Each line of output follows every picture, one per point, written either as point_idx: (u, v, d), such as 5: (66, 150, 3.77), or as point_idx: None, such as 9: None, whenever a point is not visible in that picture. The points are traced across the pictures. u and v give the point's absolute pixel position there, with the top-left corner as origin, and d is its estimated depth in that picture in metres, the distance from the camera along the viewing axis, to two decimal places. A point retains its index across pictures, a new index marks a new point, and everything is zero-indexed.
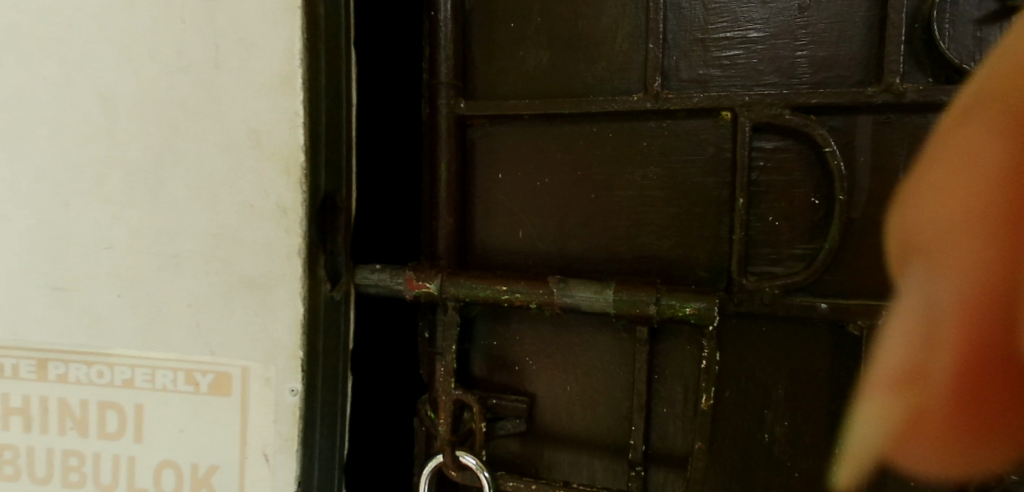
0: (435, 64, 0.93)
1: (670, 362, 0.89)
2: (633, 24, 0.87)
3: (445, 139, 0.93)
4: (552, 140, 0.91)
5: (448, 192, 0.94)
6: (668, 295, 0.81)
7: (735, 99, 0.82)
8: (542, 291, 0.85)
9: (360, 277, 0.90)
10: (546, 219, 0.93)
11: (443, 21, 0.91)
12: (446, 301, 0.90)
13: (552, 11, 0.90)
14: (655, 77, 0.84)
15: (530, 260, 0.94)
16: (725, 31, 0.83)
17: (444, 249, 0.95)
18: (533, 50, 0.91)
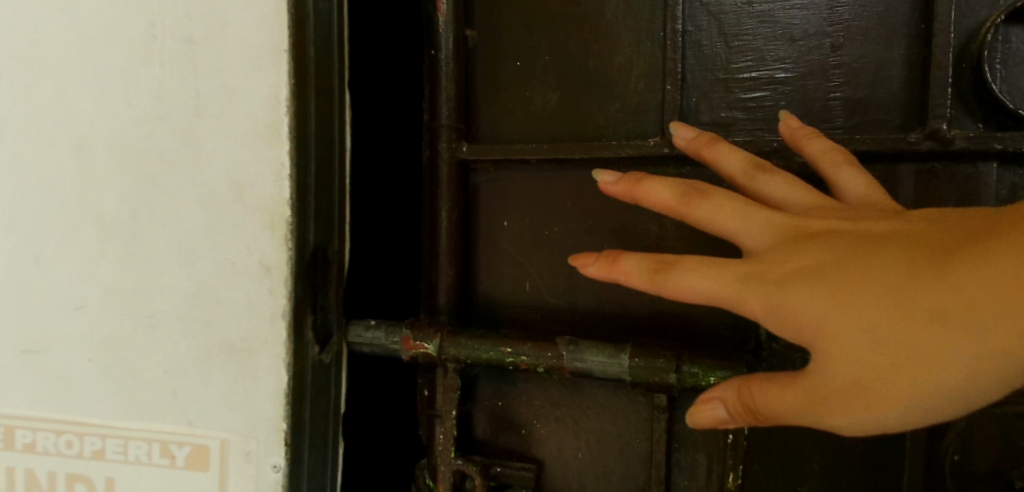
0: (435, 105, 0.86)
1: (690, 430, 0.81)
2: (648, 62, 0.80)
3: (446, 185, 0.86)
4: (562, 186, 0.85)
5: (449, 241, 0.87)
6: (691, 363, 0.72)
7: (762, 145, 0.74)
8: (551, 355, 0.78)
9: (353, 335, 0.83)
10: (555, 271, 0.86)
11: (443, 60, 0.85)
12: (445, 362, 0.83)
13: (560, 49, 0.84)
14: (673, 121, 0.77)
15: (538, 314, 0.87)
16: (749, 71, 0.76)
17: (444, 304, 0.87)
18: (541, 90, 0.85)
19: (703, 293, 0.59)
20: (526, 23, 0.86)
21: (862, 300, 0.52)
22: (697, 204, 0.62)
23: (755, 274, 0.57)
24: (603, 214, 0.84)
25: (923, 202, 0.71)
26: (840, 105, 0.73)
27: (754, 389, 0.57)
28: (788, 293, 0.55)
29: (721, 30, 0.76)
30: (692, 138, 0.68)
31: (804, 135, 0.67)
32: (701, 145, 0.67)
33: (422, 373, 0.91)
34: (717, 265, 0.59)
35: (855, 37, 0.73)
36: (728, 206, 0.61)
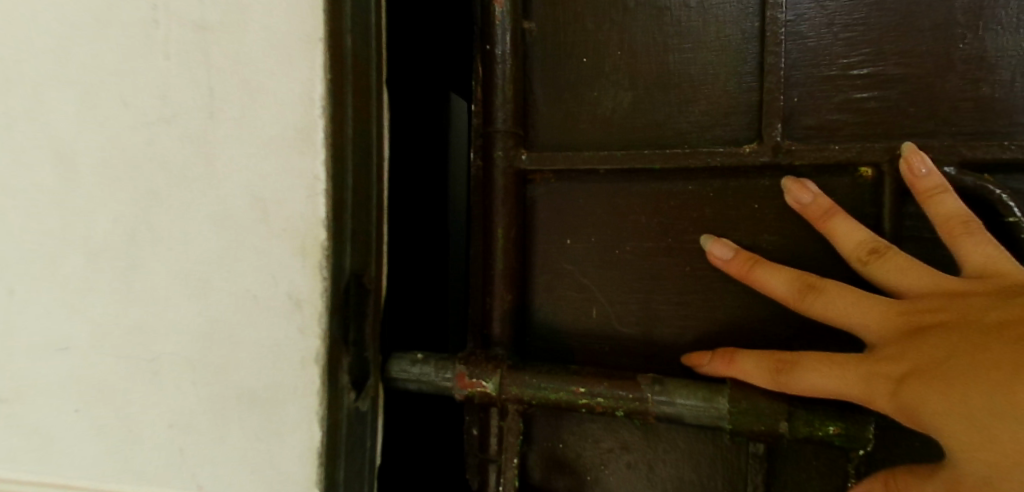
0: (489, 107, 0.75)
1: (785, 478, 0.71)
2: (740, 57, 0.69)
3: (503, 199, 0.75)
4: (635, 199, 0.74)
5: (504, 262, 0.76)
6: (804, 410, 0.61)
7: (884, 153, 0.63)
8: (633, 397, 0.66)
9: (396, 370, 0.72)
10: (628, 296, 0.75)
11: (499, 56, 0.74)
12: (505, 402, 0.72)
13: (634, 43, 0.73)
14: (775, 125, 0.66)
15: (607, 346, 0.76)
16: (864, 66, 0.65)
17: (499, 334, 0.76)
18: (611, 91, 0.74)
19: (823, 392, 0.59)
20: (594, 14, 0.75)
21: (968, 400, 0.50)
22: (812, 300, 0.61)
23: (873, 373, 0.56)
24: (684, 231, 0.73)
25: None
26: (977, 105, 0.62)
27: (898, 481, 0.54)
28: (905, 395, 0.54)
29: (831, 20, 0.66)
30: (804, 203, 0.64)
31: (929, 186, 0.58)
32: (814, 217, 0.63)
33: (470, 410, 0.80)
34: (837, 365, 0.58)
35: (993, 25, 0.61)
36: (845, 300, 0.59)
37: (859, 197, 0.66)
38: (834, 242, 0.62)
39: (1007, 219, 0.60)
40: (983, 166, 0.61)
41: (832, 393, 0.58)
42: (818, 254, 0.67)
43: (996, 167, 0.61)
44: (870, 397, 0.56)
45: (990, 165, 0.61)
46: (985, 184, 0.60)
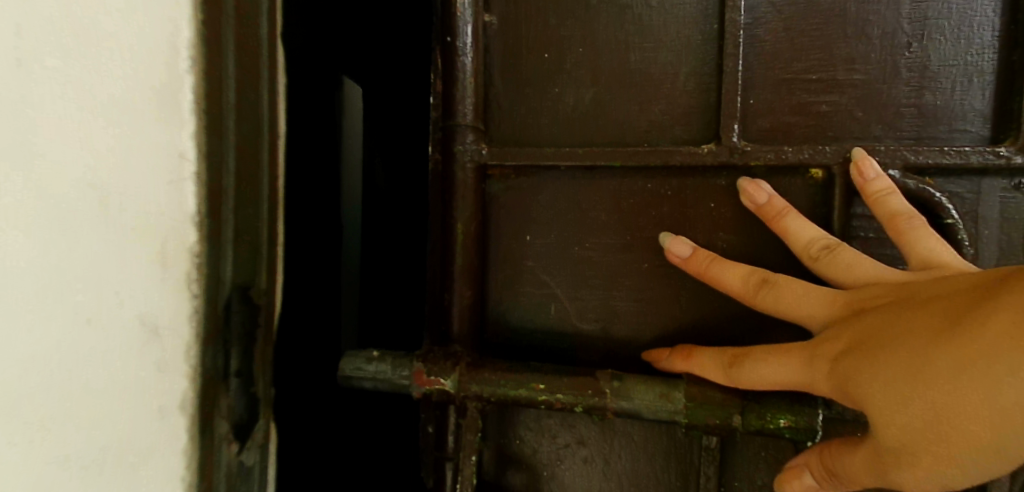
0: (451, 100, 0.74)
1: (737, 470, 0.73)
2: (700, 56, 0.70)
3: (464, 195, 0.75)
4: (595, 196, 0.74)
5: (464, 258, 0.75)
6: (757, 405, 0.62)
7: (834, 155, 0.65)
8: (591, 393, 0.67)
9: (352, 368, 0.72)
10: (587, 292, 0.76)
11: (462, 49, 0.73)
12: (464, 400, 0.71)
13: (596, 39, 0.73)
14: (732, 127, 0.68)
15: (566, 342, 0.76)
16: (816, 70, 0.67)
17: (460, 332, 0.76)
18: (572, 87, 0.74)
19: (770, 379, 0.59)
20: (556, 9, 0.74)
21: (894, 360, 0.49)
22: (766, 294, 0.63)
23: (814, 354, 0.56)
24: (643, 229, 0.73)
25: (1007, 223, 0.64)
26: (920, 111, 0.65)
27: (830, 453, 0.56)
28: (841, 367, 0.53)
29: (787, 23, 0.67)
30: (759, 203, 0.66)
31: (877, 187, 0.61)
32: (768, 216, 0.66)
33: (427, 408, 0.79)
34: (784, 352, 0.59)
35: (936, 35, 0.64)
36: (796, 292, 0.61)
37: (810, 198, 0.68)
38: (786, 241, 0.65)
39: (946, 220, 0.63)
40: (924, 170, 0.64)
41: (778, 379, 0.59)
42: (772, 253, 0.69)
43: (936, 170, 0.64)
44: (812, 380, 0.56)
45: (930, 169, 0.64)
46: (924, 188, 0.63)
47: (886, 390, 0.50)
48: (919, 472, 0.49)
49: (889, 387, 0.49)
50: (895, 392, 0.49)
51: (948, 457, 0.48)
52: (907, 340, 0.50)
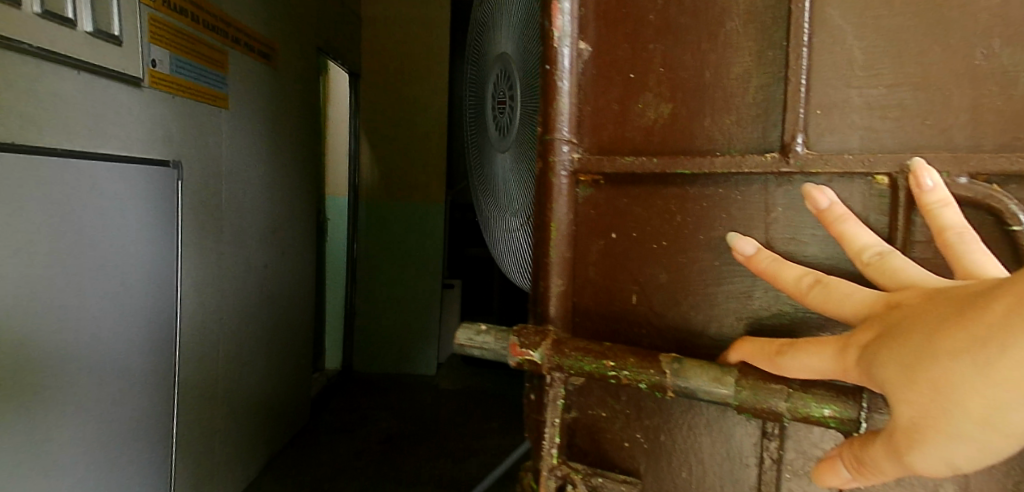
0: (551, 117, 0.86)
1: (801, 457, 0.77)
2: (772, 70, 0.74)
3: (559, 199, 0.87)
4: (670, 199, 0.81)
5: (557, 253, 0.88)
6: (803, 391, 0.67)
7: (895, 163, 0.67)
8: (654, 371, 0.74)
9: (466, 338, 0.89)
10: (663, 285, 0.83)
11: (560, 77, 0.85)
12: (550, 369, 0.84)
13: (676, 58, 0.80)
14: (796, 137, 0.71)
15: (644, 327, 0.85)
16: (883, 80, 0.68)
17: (554, 316, 0.89)
18: (654, 102, 0.82)
19: (810, 367, 0.65)
20: (638, 34, 0.83)
21: (905, 348, 0.55)
22: (817, 293, 0.66)
23: (847, 346, 0.61)
24: (713, 227, 0.79)
25: None
26: (990, 117, 0.64)
27: (859, 443, 0.61)
28: (865, 358, 0.58)
29: (859, 35, 0.69)
30: (820, 208, 0.68)
31: (934, 200, 0.61)
32: (827, 222, 0.67)
33: (531, 379, 0.94)
34: (823, 346, 0.64)
35: (1014, 41, 0.64)
36: (841, 292, 0.64)
37: (874, 204, 0.69)
38: (841, 244, 0.67)
39: (1013, 228, 0.62)
40: (993, 177, 0.64)
41: (816, 369, 0.64)
42: (837, 255, 0.72)
43: (1009, 176, 0.63)
44: (843, 371, 0.61)
45: (1001, 175, 0.64)
46: (990, 195, 0.62)
47: (895, 374, 0.55)
48: (925, 449, 0.53)
49: (897, 373, 0.54)
50: (900, 376, 0.54)
51: (953, 435, 0.51)
52: (919, 328, 0.54)
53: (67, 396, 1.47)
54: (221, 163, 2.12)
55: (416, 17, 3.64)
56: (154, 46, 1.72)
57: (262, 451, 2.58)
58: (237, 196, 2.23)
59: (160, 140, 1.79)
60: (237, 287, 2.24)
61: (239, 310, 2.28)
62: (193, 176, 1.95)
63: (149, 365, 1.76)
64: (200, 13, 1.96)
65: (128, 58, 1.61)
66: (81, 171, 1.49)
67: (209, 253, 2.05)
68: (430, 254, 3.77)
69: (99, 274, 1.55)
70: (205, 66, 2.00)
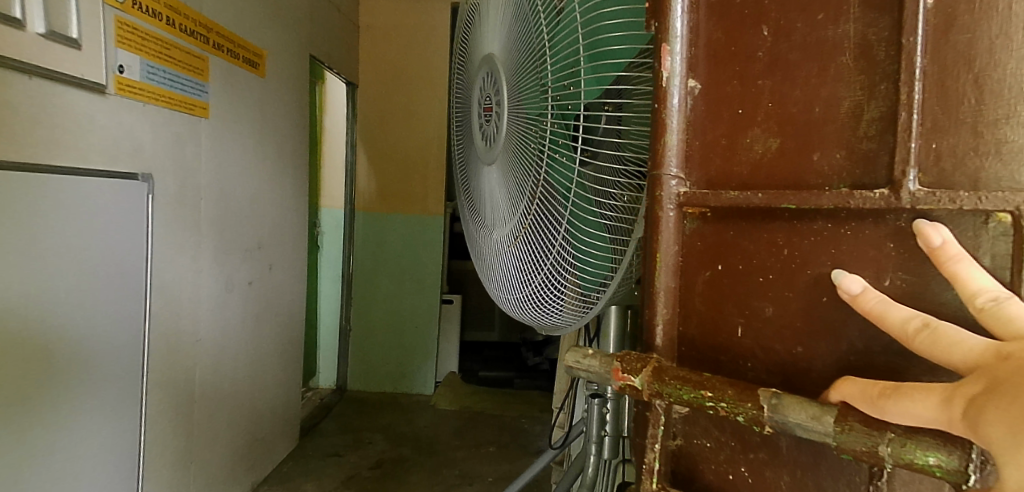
0: (659, 152, 0.80)
1: None
2: (883, 106, 0.65)
3: (665, 234, 0.81)
4: (778, 236, 0.72)
5: (663, 282, 0.82)
6: (907, 437, 0.60)
7: (1015, 198, 0.57)
8: (751, 405, 0.69)
9: (572, 360, 0.85)
10: (772, 320, 0.74)
11: (671, 110, 0.79)
12: (652, 398, 0.78)
13: (785, 94, 0.72)
14: (908, 172, 0.63)
15: (750, 362, 0.76)
16: (1009, 106, 0.59)
17: (660, 347, 0.83)
18: (761, 137, 0.74)
19: (913, 414, 0.60)
20: (740, 64, 0.76)
21: (1016, 409, 0.51)
22: (924, 337, 0.60)
23: (955, 398, 0.57)
24: (819, 264, 0.70)
25: None
26: None
27: None
28: (977, 414, 0.54)
29: (988, 54, 0.59)
30: (933, 246, 0.61)
31: None
32: (938, 262, 0.60)
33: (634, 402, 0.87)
34: (926, 393, 0.60)
35: None
36: (949, 336, 0.59)
37: (993, 244, 0.60)
38: (954, 286, 0.60)
39: None
40: None
41: (920, 419, 0.60)
42: (957, 300, 0.62)
43: None
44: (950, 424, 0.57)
45: None
46: None
47: (1006, 437, 0.51)
48: None
49: (1007, 435, 0.51)
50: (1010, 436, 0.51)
51: None
52: None
53: (56, 379, 1.80)
54: (200, 178, 2.50)
55: (384, 58, 4.26)
56: (120, 51, 2.00)
57: (239, 451, 2.92)
58: (215, 215, 2.62)
59: (128, 150, 2.08)
60: (203, 296, 2.55)
61: (209, 323, 2.61)
62: (170, 183, 2.31)
63: (126, 356, 2.07)
64: (176, 18, 2.30)
65: (87, 66, 1.85)
66: (61, 184, 1.78)
67: (177, 262, 2.37)
68: (427, 269, 4.30)
69: (76, 273, 1.84)
70: (177, 71, 2.33)
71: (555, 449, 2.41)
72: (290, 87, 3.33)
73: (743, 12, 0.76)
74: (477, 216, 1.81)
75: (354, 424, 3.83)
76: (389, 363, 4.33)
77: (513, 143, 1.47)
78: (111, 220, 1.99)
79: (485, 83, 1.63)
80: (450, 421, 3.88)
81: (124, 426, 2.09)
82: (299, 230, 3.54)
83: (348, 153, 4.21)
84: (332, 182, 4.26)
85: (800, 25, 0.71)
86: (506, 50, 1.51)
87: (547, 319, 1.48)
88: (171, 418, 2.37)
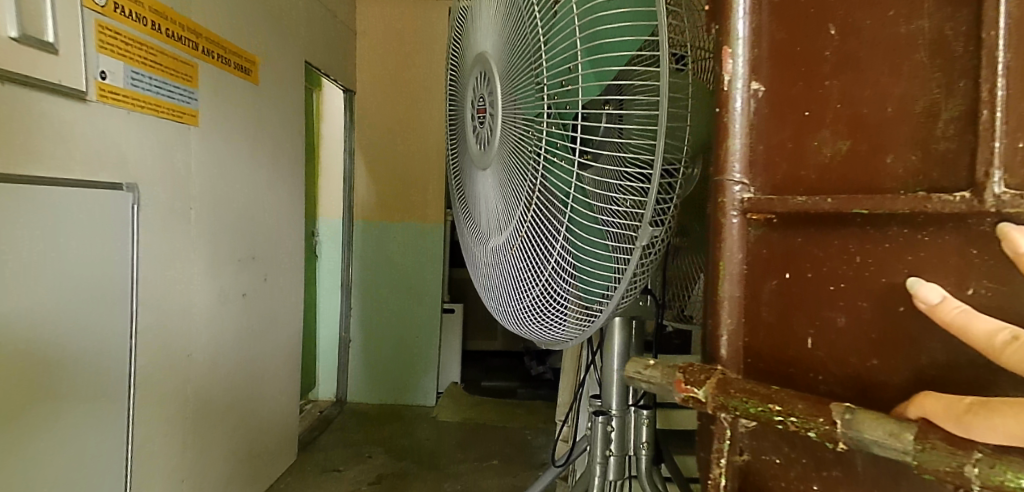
0: (721, 156, 0.78)
1: None
2: (962, 104, 0.61)
3: (732, 241, 0.78)
4: (850, 241, 0.69)
5: (728, 291, 0.80)
6: (996, 458, 0.55)
7: None
8: (822, 421, 0.65)
9: (633, 371, 0.84)
10: (845, 331, 0.70)
11: (733, 114, 0.77)
12: (717, 411, 0.74)
13: (855, 95, 0.69)
14: (992, 173, 0.57)
15: (821, 375, 0.72)
16: None
17: (726, 358, 0.80)
18: (830, 139, 0.71)
19: (1004, 431, 0.56)
20: (806, 64, 0.73)
21: None
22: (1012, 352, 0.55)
23: None
24: (897, 272, 0.66)
25: None
26: None
27: None
28: None
29: None
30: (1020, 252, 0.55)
31: None
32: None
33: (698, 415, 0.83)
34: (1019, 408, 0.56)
35: None
36: None
37: None
38: None
39: None
40: None
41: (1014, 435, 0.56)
42: None
43: None
44: None
45: None
46: None
47: None
48: None
49: None
50: None
51: None
52: None
53: (36, 396, 1.73)
54: (191, 187, 2.44)
55: (383, 65, 4.22)
56: (102, 56, 1.95)
57: (235, 467, 2.85)
58: (208, 225, 2.56)
59: (113, 158, 2.03)
60: (196, 308, 2.49)
61: (202, 336, 2.54)
62: (158, 192, 2.25)
63: (111, 372, 2.02)
64: (162, 24, 2.25)
65: (65, 71, 1.79)
66: (37, 193, 1.71)
67: (166, 275, 2.31)
68: (428, 278, 4.24)
69: (51, 284, 1.77)
70: (164, 78, 2.27)
71: (557, 467, 2.37)
72: (286, 94, 3.29)
73: (809, 11, 0.73)
74: (472, 224, 1.77)
75: (353, 437, 3.75)
76: (390, 374, 4.27)
77: (505, 148, 1.44)
78: (92, 232, 1.93)
79: (478, 84, 1.59)
80: (450, 433, 3.82)
81: (110, 444, 2.02)
82: (296, 239, 3.48)
83: (346, 161, 4.16)
84: (330, 192, 4.22)
85: (869, 22, 0.68)
86: (498, 49, 1.47)
87: (550, 330, 1.45)
88: (162, 435, 2.30)
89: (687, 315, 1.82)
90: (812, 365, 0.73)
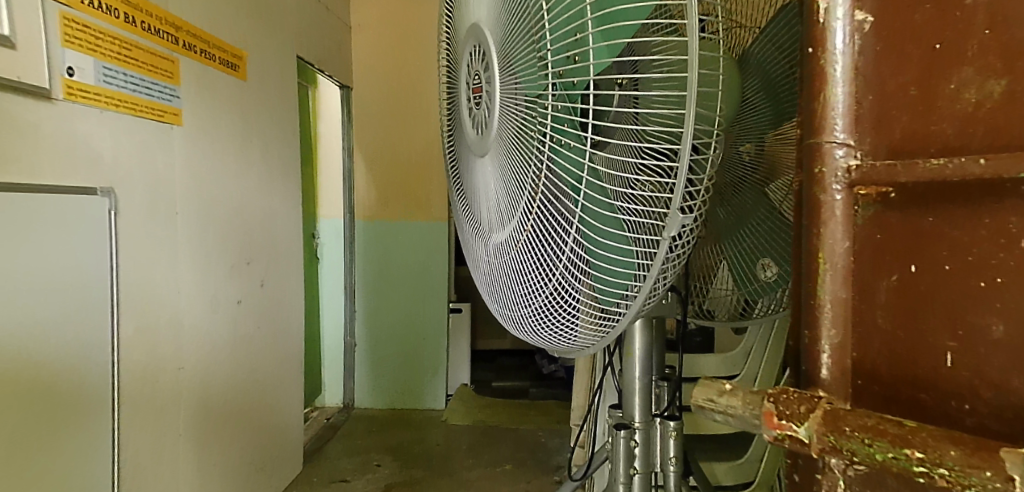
0: (814, 114, 0.59)
1: None
2: None
3: (834, 224, 0.59)
4: (1013, 216, 0.49)
5: (831, 291, 0.60)
6: None
7: None
8: (992, 478, 0.44)
9: (705, 400, 0.65)
10: (1004, 344, 0.51)
11: (831, 56, 0.58)
12: (827, 456, 0.55)
13: (1011, 16, 0.49)
14: None
15: (967, 404, 0.53)
16: None
17: (830, 381, 0.59)
18: (976, 80, 0.51)
19: None
20: None
21: None
22: None
23: None
24: None
25: None
26: None
27: None
28: None
29: None
30: None
31: None
32: None
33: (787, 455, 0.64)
34: None
35: None
36: None
37: None
38: None
39: None
40: None
41: None
42: None
43: None
44: None
45: None
46: None
47: None
48: None
49: None
50: None
51: None
52: None
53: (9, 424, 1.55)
54: (175, 189, 2.26)
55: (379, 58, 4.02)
56: (69, 51, 1.76)
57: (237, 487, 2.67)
58: (196, 227, 2.37)
59: (85, 161, 1.84)
60: (187, 319, 2.31)
61: (195, 350, 2.36)
62: (139, 197, 2.07)
63: (94, 390, 1.84)
64: (137, 15, 2.06)
65: (25, 66, 1.60)
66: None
67: (152, 284, 2.12)
68: (433, 278, 4.05)
69: (19, 302, 1.59)
70: (141, 74, 2.08)
71: (575, 480, 2.17)
72: (278, 89, 3.09)
73: None
74: (473, 221, 1.57)
75: (360, 446, 3.57)
76: (396, 379, 4.09)
77: (499, 129, 1.25)
78: (63, 242, 1.74)
79: (471, 60, 1.40)
80: (463, 438, 3.64)
81: (95, 473, 1.84)
82: (294, 242, 3.29)
83: (345, 158, 3.97)
84: (330, 191, 4.03)
85: None
86: (493, 15, 1.27)
87: (564, 338, 1.25)
88: (153, 455, 2.12)
89: (708, 311, 1.61)
90: (949, 389, 0.54)
